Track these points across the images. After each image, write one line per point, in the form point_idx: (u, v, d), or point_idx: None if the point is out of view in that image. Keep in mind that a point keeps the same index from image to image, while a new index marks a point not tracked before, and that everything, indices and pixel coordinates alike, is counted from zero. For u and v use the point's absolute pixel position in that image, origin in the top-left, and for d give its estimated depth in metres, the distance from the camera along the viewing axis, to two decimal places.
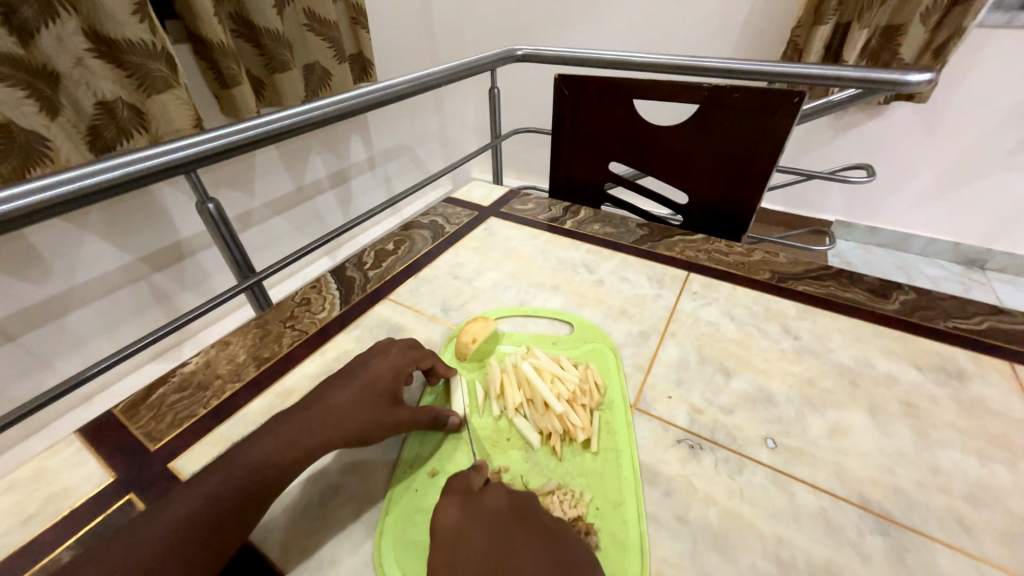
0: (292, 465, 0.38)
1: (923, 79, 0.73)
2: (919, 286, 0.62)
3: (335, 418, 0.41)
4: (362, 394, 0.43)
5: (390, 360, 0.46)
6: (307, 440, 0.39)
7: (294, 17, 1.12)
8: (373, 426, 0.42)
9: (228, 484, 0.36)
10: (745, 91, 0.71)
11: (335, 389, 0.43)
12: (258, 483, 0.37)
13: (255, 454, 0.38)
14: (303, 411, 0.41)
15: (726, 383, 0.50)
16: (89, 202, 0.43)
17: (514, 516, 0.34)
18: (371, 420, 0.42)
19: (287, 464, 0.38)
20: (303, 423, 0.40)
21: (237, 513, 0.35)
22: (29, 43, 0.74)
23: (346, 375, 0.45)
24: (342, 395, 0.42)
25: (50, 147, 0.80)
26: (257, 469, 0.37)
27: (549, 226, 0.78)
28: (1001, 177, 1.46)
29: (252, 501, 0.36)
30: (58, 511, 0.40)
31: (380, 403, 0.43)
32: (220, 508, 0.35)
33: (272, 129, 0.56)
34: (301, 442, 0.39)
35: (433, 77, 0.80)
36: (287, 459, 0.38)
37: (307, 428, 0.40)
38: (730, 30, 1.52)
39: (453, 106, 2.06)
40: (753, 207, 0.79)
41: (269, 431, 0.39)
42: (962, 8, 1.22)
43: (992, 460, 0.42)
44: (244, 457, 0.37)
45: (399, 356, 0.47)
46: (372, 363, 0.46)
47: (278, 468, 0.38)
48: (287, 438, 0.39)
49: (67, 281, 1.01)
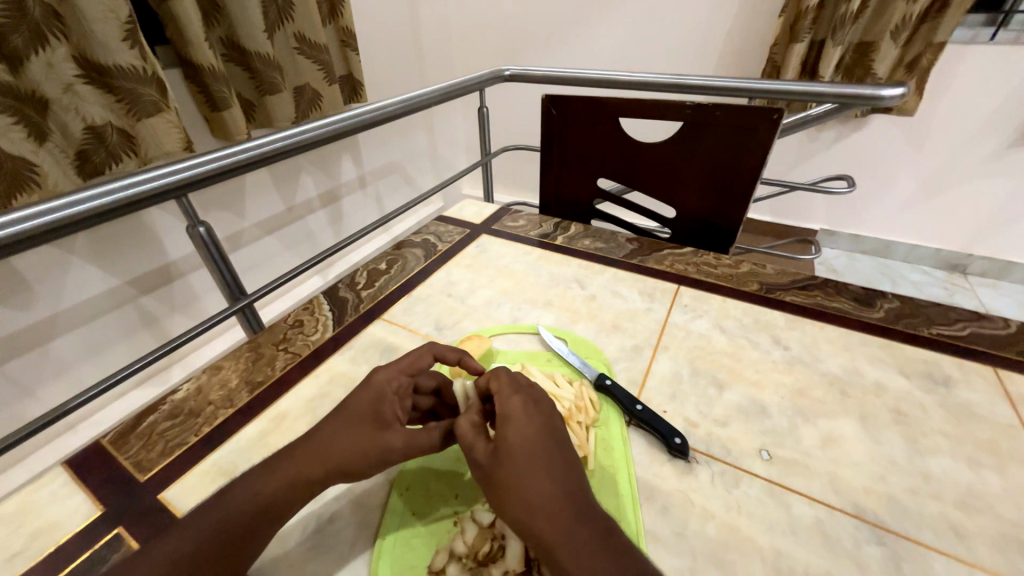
0: (284, 501, 0.37)
1: (896, 94, 0.76)
2: (902, 294, 0.63)
3: (322, 455, 0.39)
4: (354, 424, 0.40)
5: (377, 388, 0.42)
6: (297, 475, 0.38)
7: (285, 40, 1.14)
8: (363, 459, 0.39)
9: (218, 521, 0.35)
10: (726, 109, 0.73)
11: (327, 423, 0.41)
12: (244, 523, 0.36)
13: (247, 489, 0.37)
14: (297, 449, 0.40)
15: (718, 396, 0.51)
16: (74, 230, 0.43)
17: (534, 442, 0.37)
18: (362, 453, 0.39)
19: (279, 504, 0.37)
20: (293, 460, 0.38)
21: (224, 552, 0.34)
22: (18, 70, 0.74)
23: (342, 409, 0.42)
24: (334, 429, 0.40)
25: (38, 172, 0.79)
26: (244, 508, 0.36)
27: (541, 242, 0.79)
28: (977, 184, 1.51)
29: (240, 540, 0.35)
30: (44, 548, 0.39)
31: (372, 433, 0.40)
32: (205, 543, 0.34)
33: (249, 159, 0.55)
34: (292, 479, 0.38)
35: (423, 98, 0.82)
36: (275, 497, 0.37)
37: (298, 467, 0.38)
38: (711, 48, 1.57)
39: (443, 123, 2.09)
40: (739, 219, 0.80)
41: (266, 470, 0.38)
42: (931, 25, 1.28)
43: (981, 465, 0.43)
44: (244, 487, 0.37)
45: (390, 381, 0.43)
46: (363, 395, 0.42)
47: (267, 504, 0.37)
48: (278, 478, 0.38)
49: (53, 306, 0.99)
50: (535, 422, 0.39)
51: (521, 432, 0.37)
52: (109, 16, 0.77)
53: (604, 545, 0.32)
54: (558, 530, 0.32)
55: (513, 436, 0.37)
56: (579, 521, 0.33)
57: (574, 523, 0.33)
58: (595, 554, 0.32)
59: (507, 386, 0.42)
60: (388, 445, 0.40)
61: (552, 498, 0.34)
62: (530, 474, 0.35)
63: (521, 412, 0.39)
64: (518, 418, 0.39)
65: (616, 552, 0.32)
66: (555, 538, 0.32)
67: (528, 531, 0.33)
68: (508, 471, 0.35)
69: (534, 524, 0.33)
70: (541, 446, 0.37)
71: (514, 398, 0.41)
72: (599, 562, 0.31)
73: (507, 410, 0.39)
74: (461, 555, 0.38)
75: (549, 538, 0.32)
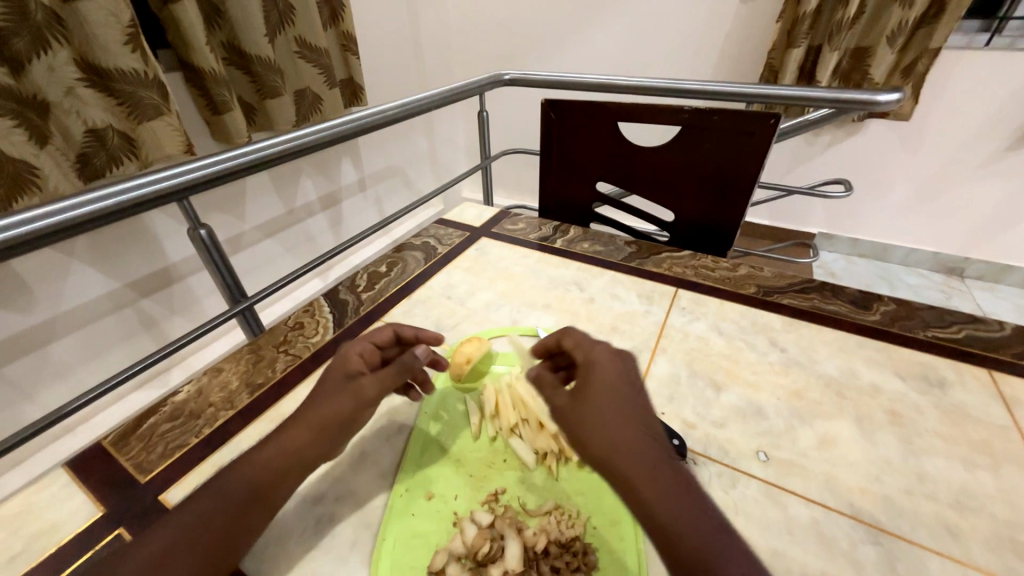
0: (280, 482, 0.38)
1: (892, 99, 0.77)
2: (898, 296, 0.64)
3: (314, 425, 0.40)
4: (328, 386, 0.43)
5: (341, 353, 0.45)
6: (294, 460, 0.39)
7: (286, 44, 1.15)
8: (345, 408, 0.41)
9: (217, 510, 0.35)
10: (724, 113, 0.74)
11: (314, 395, 0.42)
12: (244, 505, 0.36)
13: (247, 477, 0.37)
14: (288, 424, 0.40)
15: (716, 398, 0.51)
16: (76, 232, 0.43)
17: (625, 387, 0.39)
18: (342, 405, 0.41)
19: (276, 484, 0.38)
20: (289, 443, 0.39)
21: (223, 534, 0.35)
22: (19, 73, 0.74)
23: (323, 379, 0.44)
24: (315, 396, 0.42)
25: (39, 175, 0.79)
26: (244, 496, 0.36)
27: (540, 245, 0.79)
28: (974, 188, 1.53)
29: (239, 526, 0.36)
30: (44, 549, 0.39)
31: (348, 382, 0.42)
32: (206, 532, 0.34)
33: (239, 164, 0.54)
34: (289, 463, 0.38)
35: (424, 102, 0.82)
36: (275, 482, 0.38)
37: (291, 447, 0.39)
38: (710, 54, 1.59)
39: (443, 127, 2.10)
40: (737, 223, 0.81)
41: (259, 450, 0.39)
42: (926, 31, 1.30)
43: (976, 466, 0.44)
44: (245, 477, 0.37)
45: (353, 346, 0.46)
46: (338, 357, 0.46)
47: (266, 492, 0.37)
48: (271, 459, 0.38)
49: (53, 309, 0.99)
50: (618, 370, 0.40)
51: (610, 377, 0.39)
52: (111, 20, 0.77)
53: (693, 496, 0.32)
54: (646, 466, 0.33)
55: (598, 380, 0.39)
56: (665, 465, 0.34)
57: (660, 462, 0.33)
58: (676, 494, 0.32)
59: (586, 340, 0.44)
60: (359, 389, 0.42)
61: (637, 436, 0.35)
62: (616, 414, 0.36)
63: (604, 361, 0.41)
64: (613, 366, 0.40)
65: (697, 500, 0.32)
66: (636, 471, 0.33)
67: (610, 463, 0.34)
68: (592, 409, 0.36)
69: (617, 458, 0.34)
70: (629, 392, 0.38)
71: (594, 348, 0.42)
72: (681, 503, 0.32)
73: (591, 360, 0.41)
74: (460, 555, 0.38)
75: (634, 471, 0.33)
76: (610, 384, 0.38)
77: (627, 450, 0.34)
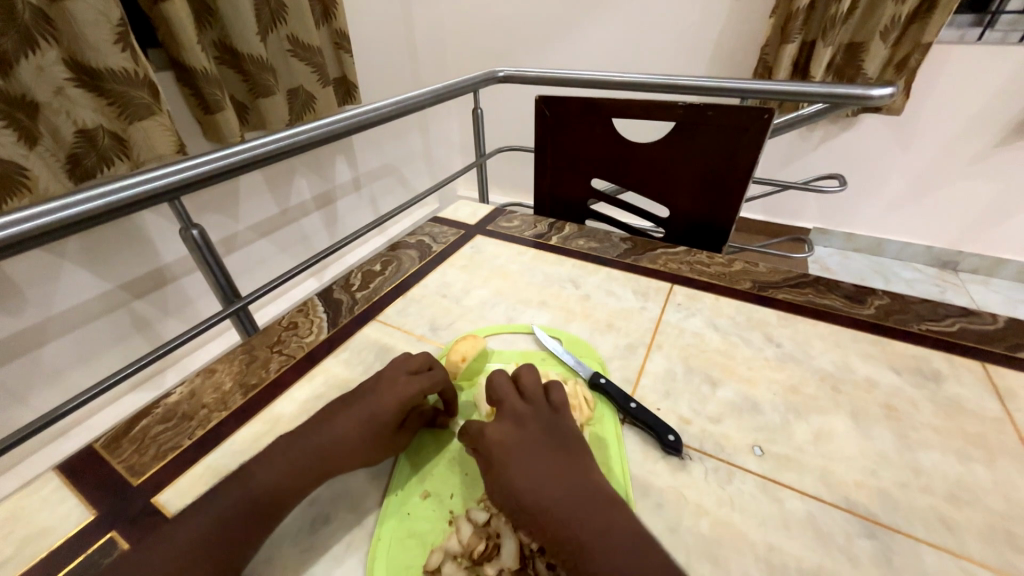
0: (292, 496, 0.38)
1: (885, 93, 0.77)
2: (893, 291, 0.64)
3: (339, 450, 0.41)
4: (370, 426, 0.43)
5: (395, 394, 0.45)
6: (306, 473, 0.39)
7: (278, 43, 1.14)
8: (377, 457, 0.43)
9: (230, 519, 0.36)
10: (718, 109, 0.73)
11: (344, 419, 0.43)
12: (254, 514, 0.36)
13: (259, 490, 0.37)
14: (312, 439, 0.41)
15: (712, 393, 0.51)
16: (63, 233, 0.42)
17: (545, 436, 0.42)
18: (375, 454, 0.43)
19: (285, 498, 0.38)
20: (307, 457, 0.40)
21: (225, 548, 0.35)
22: (8, 74, 0.73)
23: (353, 404, 0.45)
24: (351, 425, 0.42)
25: (28, 176, 0.78)
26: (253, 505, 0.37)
27: (536, 242, 0.79)
28: (967, 182, 1.53)
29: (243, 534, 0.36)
30: (36, 553, 0.39)
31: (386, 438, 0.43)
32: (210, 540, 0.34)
33: (202, 175, 0.51)
34: (299, 474, 0.39)
35: (417, 100, 0.81)
36: (286, 495, 0.38)
37: (301, 461, 0.40)
38: (703, 51, 1.59)
39: (438, 125, 2.10)
40: (732, 218, 0.81)
41: (271, 464, 0.39)
42: (919, 26, 1.30)
43: (970, 459, 0.44)
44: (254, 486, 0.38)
45: (406, 389, 0.45)
46: (381, 393, 0.45)
47: (273, 505, 0.37)
48: (285, 473, 0.39)
49: (44, 311, 0.98)
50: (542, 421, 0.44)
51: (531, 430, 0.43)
52: (100, 19, 0.77)
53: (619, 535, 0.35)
54: (565, 515, 0.36)
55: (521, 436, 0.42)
56: (589, 510, 0.36)
57: (581, 508, 0.37)
58: (597, 538, 0.34)
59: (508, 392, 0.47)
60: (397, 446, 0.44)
61: (558, 486, 0.38)
62: (537, 465, 0.40)
63: (527, 414, 0.44)
64: (534, 417, 0.44)
65: (619, 539, 0.34)
66: (559, 520, 0.36)
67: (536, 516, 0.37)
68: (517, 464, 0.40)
69: (542, 509, 0.37)
70: (550, 443, 0.42)
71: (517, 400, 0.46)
72: (607, 544, 0.34)
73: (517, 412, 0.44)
74: (457, 554, 0.38)
75: (555, 518, 0.36)
76: (530, 436, 0.42)
77: (547, 501, 0.37)
